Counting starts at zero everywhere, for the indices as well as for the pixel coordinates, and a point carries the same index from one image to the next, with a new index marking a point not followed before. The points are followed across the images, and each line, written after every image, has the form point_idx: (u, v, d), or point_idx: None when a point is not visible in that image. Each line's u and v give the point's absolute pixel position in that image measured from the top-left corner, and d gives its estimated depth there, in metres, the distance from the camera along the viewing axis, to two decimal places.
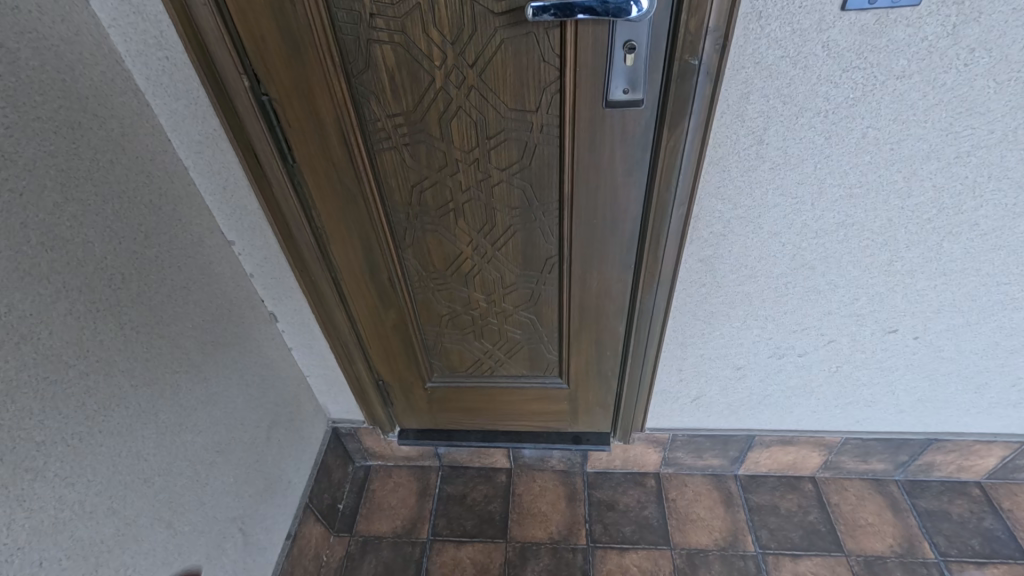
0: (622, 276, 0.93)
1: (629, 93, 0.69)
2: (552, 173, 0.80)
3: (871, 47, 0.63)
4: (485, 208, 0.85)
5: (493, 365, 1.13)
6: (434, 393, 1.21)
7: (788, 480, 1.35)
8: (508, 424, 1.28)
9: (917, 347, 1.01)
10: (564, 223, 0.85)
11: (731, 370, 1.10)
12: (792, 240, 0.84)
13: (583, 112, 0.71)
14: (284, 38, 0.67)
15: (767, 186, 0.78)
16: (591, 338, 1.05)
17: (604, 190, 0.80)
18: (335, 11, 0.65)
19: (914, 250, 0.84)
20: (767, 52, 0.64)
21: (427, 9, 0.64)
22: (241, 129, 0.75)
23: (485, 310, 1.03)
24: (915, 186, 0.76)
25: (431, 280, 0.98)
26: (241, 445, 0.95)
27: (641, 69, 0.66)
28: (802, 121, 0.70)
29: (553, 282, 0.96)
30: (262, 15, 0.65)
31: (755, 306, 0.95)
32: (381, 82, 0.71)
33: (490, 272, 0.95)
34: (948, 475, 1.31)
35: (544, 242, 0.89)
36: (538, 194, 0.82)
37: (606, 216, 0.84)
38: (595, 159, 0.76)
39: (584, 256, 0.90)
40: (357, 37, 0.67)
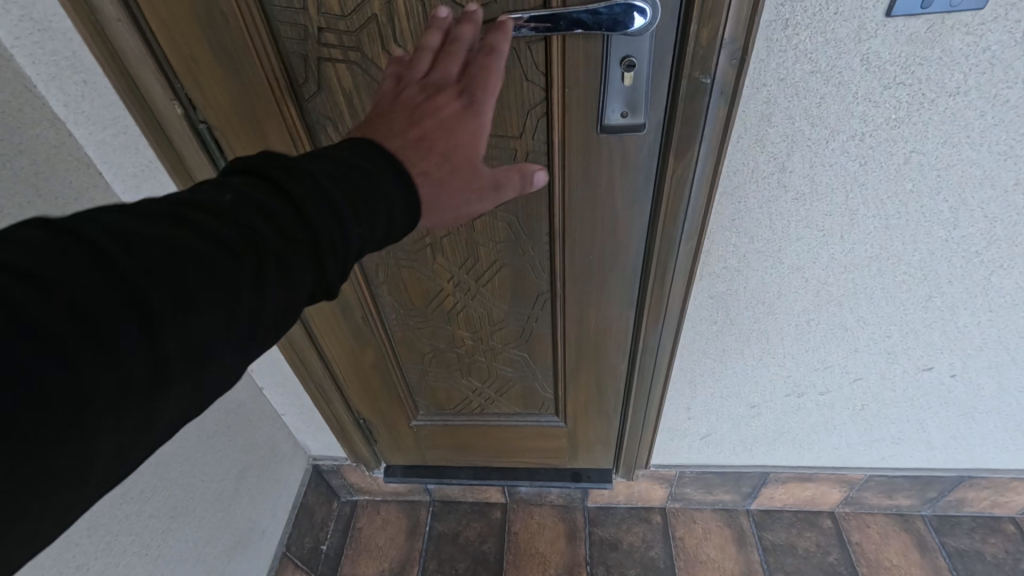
0: (623, 314, 0.82)
1: (628, 116, 0.58)
2: (541, 204, 0.69)
3: (921, 59, 0.52)
4: (466, 241, 0.75)
5: (483, 402, 1.04)
6: (421, 431, 1.12)
7: (805, 516, 1.25)
8: (502, 461, 1.19)
9: (953, 385, 0.90)
10: (556, 258, 0.75)
11: (744, 408, 0.99)
12: (817, 274, 0.74)
13: (574, 138, 0.61)
14: (220, 59, 0.57)
15: (790, 217, 0.67)
16: (590, 377, 0.95)
17: (602, 223, 0.70)
18: (277, 24, 0.55)
19: (958, 285, 0.74)
20: (794, 66, 0.53)
21: (386, 21, 0.54)
22: (179, 162, 0.65)
23: (472, 347, 0.93)
24: (962, 216, 0.65)
25: (410, 317, 0.88)
26: (205, 505, 0.89)
27: (642, 89, 0.56)
28: (832, 145, 0.60)
29: (546, 319, 0.86)
30: (189, 31, 0.55)
31: (773, 343, 0.85)
32: (337, 107, 0.60)
33: (474, 308, 0.85)
34: (980, 510, 1.21)
35: (535, 277, 0.79)
36: (525, 227, 0.72)
37: (604, 252, 0.73)
38: (591, 189, 0.66)
39: (580, 293, 0.79)
40: (304, 55, 0.57)
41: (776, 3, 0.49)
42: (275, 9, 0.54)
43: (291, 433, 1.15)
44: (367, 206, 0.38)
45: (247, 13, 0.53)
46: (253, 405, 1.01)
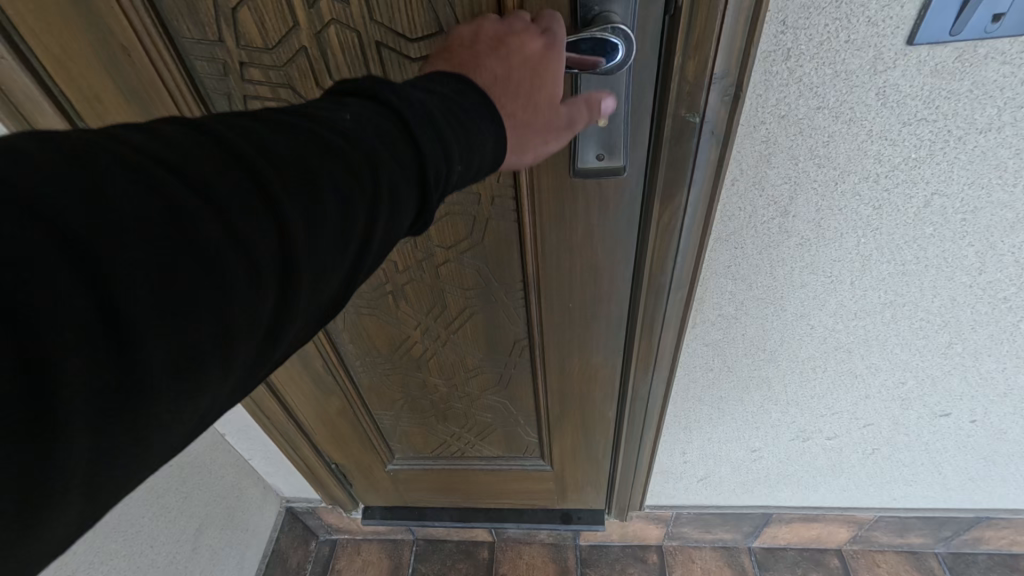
0: (609, 362, 0.74)
1: (605, 158, 0.50)
2: (512, 250, 0.61)
3: (947, 92, 0.44)
4: (432, 289, 0.68)
5: (462, 446, 0.96)
6: (398, 474, 1.05)
7: (811, 554, 1.18)
8: (486, 502, 1.11)
9: (973, 430, 0.82)
10: (532, 306, 0.67)
11: (744, 452, 0.92)
12: (824, 321, 0.66)
13: (545, 182, 0.53)
14: (130, 99, 0.50)
15: (793, 264, 0.59)
16: (576, 423, 0.87)
17: (581, 271, 0.62)
18: (191, 60, 0.47)
19: (981, 331, 0.66)
20: (797, 102, 0.45)
21: (316, 56, 0.46)
22: None
23: (447, 393, 0.85)
24: (989, 260, 0.57)
25: (376, 363, 0.81)
26: (156, 569, 0.83)
27: (619, 129, 0.47)
28: (842, 188, 0.52)
29: (526, 367, 0.78)
30: (89, 68, 0.47)
31: (775, 389, 0.77)
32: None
33: (447, 355, 0.78)
34: (998, 548, 1.13)
35: (510, 324, 0.71)
36: (495, 274, 0.64)
37: (586, 300, 0.65)
38: (567, 236, 0.58)
39: (561, 342, 0.72)
40: (227, 93, 0.50)
41: (776, 30, 0.41)
42: (186, 43, 0.46)
43: (261, 476, 1.08)
44: (485, 142, 0.34)
45: (153, 50, 0.46)
46: (214, 454, 0.93)
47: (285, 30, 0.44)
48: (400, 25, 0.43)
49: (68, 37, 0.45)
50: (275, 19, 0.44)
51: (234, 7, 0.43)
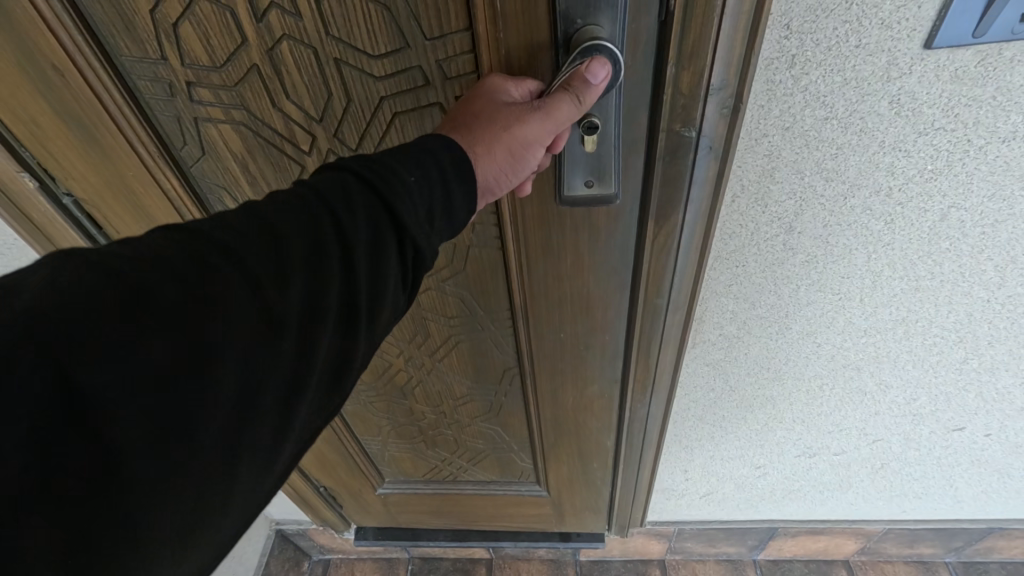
0: (608, 392, 0.71)
1: (594, 184, 0.45)
2: (496, 277, 0.57)
3: (968, 100, 0.40)
4: (413, 317, 0.64)
5: (454, 471, 0.93)
6: (389, 497, 1.01)
7: (818, 567, 1.14)
8: (482, 524, 1.07)
9: (987, 444, 0.79)
10: (522, 338, 0.64)
11: (748, 469, 0.88)
12: (832, 339, 0.62)
13: (528, 209, 0.49)
14: (70, 123, 0.47)
15: (800, 281, 0.55)
16: (572, 451, 0.83)
17: (572, 303, 0.58)
18: (135, 80, 0.46)
19: (998, 346, 0.62)
20: (803, 113, 0.41)
21: (269, 73, 0.43)
22: (47, 241, 0.56)
23: (435, 420, 0.82)
24: (1009, 274, 0.53)
25: (360, 392, 0.79)
26: None
27: (607, 152, 0.43)
28: (852, 202, 0.47)
29: (518, 394, 0.74)
30: (26, 89, 0.45)
31: (780, 408, 0.74)
32: (228, 171, 0.52)
33: (434, 381, 0.74)
34: (1011, 558, 1.10)
35: (497, 352, 0.67)
36: (480, 301, 0.60)
37: (579, 331, 0.62)
38: (556, 266, 0.54)
39: (554, 372, 0.68)
40: (177, 116, 0.48)
41: (781, 33, 0.37)
42: (127, 61, 0.44)
43: None
44: (460, 193, 0.34)
45: (89, 69, 0.44)
46: None
47: (233, 46, 0.42)
48: (359, 41, 0.40)
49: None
50: (221, 34, 0.41)
51: (175, 22, 0.41)
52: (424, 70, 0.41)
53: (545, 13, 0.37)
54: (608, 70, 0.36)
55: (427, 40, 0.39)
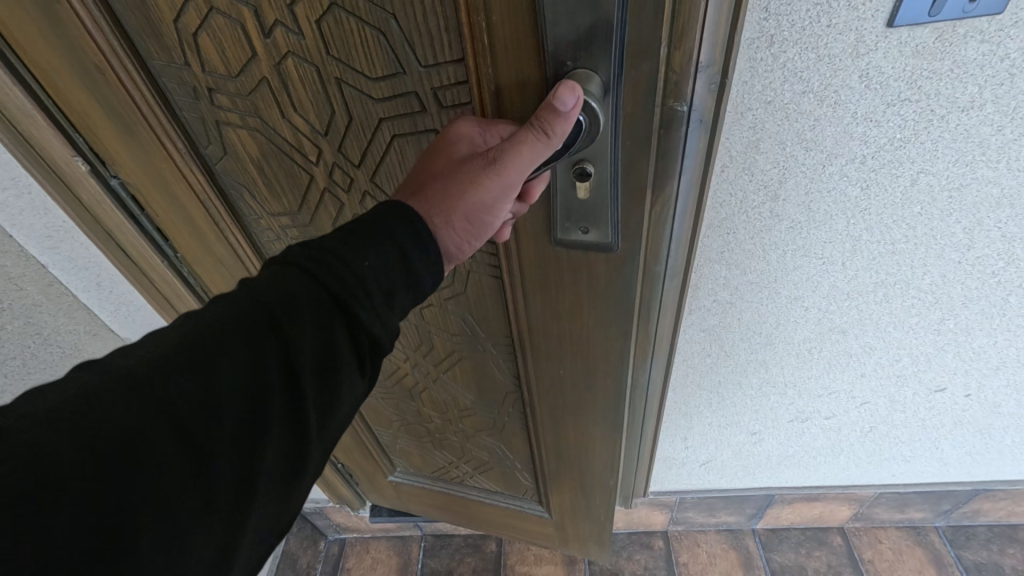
0: (607, 434, 0.74)
1: (589, 231, 0.50)
2: (495, 305, 0.63)
3: (929, 73, 0.45)
4: (419, 328, 0.73)
5: (461, 474, 1.00)
6: (399, 485, 1.07)
7: (814, 534, 1.20)
8: (487, 528, 1.12)
9: (968, 405, 0.84)
10: (521, 362, 0.69)
11: (745, 436, 0.93)
12: (818, 303, 0.67)
13: (530, 249, 0.55)
14: (112, 118, 0.52)
15: (786, 247, 0.60)
16: (574, 479, 0.86)
17: (567, 338, 0.63)
18: (167, 83, 0.50)
19: (972, 307, 0.67)
20: (783, 87, 0.46)
21: (279, 86, 0.47)
22: (95, 222, 0.60)
23: (442, 425, 0.89)
24: (977, 236, 0.58)
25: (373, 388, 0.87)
26: None
27: (600, 198, 0.47)
28: (829, 170, 0.52)
29: (518, 417, 0.80)
30: (76, 83, 0.49)
31: (772, 373, 0.79)
32: (246, 171, 0.56)
33: (442, 389, 0.82)
34: (997, 520, 1.15)
35: (498, 373, 0.74)
36: (481, 325, 0.67)
37: (577, 368, 0.66)
38: (551, 303, 0.60)
39: (554, 400, 0.73)
40: (201, 117, 0.52)
41: (760, 17, 0.42)
42: (158, 65, 0.48)
43: None
44: (422, 266, 0.40)
45: (125, 69, 0.48)
46: None
47: (246, 58, 0.45)
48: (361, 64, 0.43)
49: (51, 57, 0.47)
50: (237, 47, 0.45)
51: (194, 32, 0.45)
52: (419, 95, 0.44)
53: (534, 49, 0.39)
54: (577, 93, 0.38)
55: (422, 67, 0.42)
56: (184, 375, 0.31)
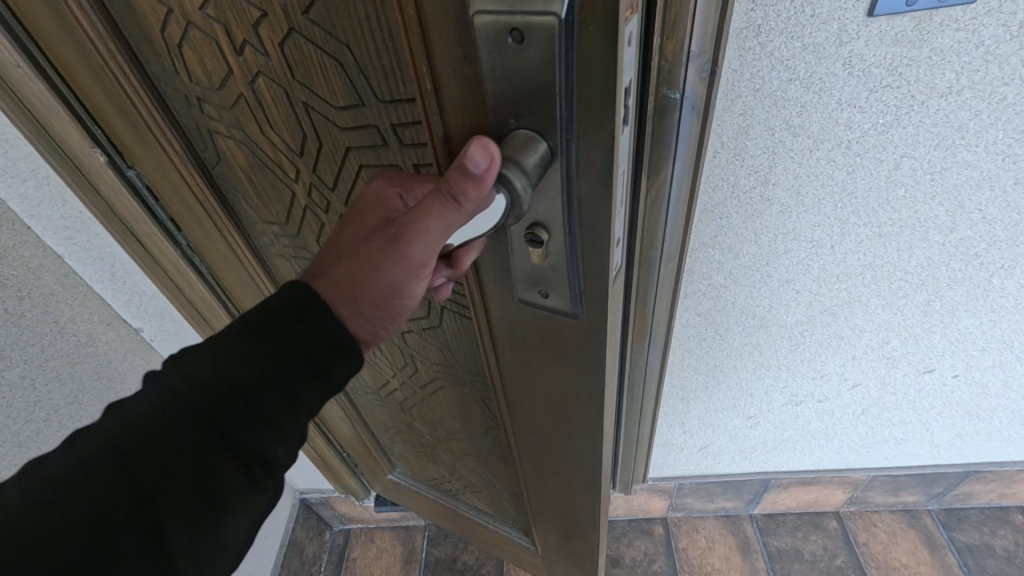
0: (582, 502, 0.68)
1: (550, 296, 0.43)
2: (470, 345, 0.61)
3: (908, 60, 0.47)
4: (402, 349, 0.73)
5: (453, 487, 1.01)
6: (399, 484, 1.10)
7: (810, 518, 1.22)
8: (479, 544, 1.12)
9: (956, 386, 0.86)
10: (496, 404, 0.66)
11: (740, 420, 0.96)
12: (809, 286, 0.69)
13: (495, 301, 0.50)
14: (120, 116, 0.53)
15: (776, 231, 0.63)
16: (554, 526, 0.82)
17: (538, 395, 0.58)
18: (164, 88, 0.50)
19: (957, 288, 0.69)
20: (770, 75, 0.49)
21: (255, 103, 0.47)
22: (110, 211, 0.63)
23: (431, 440, 0.90)
24: (959, 218, 0.61)
25: (368, 392, 0.89)
26: None
27: (557, 266, 0.40)
28: (816, 155, 0.55)
29: (499, 451, 0.78)
30: (87, 80, 0.50)
31: (766, 356, 0.81)
32: (238, 177, 0.57)
33: (427, 408, 0.82)
34: (988, 502, 1.18)
35: (478, 406, 0.72)
36: (459, 359, 0.65)
37: (550, 425, 0.62)
38: (519, 359, 0.55)
39: (529, 451, 0.69)
40: (195, 125, 0.53)
41: (747, 8, 0.44)
42: (154, 73, 0.49)
43: None
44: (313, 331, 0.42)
45: (123, 74, 0.49)
46: None
47: (225, 73, 0.45)
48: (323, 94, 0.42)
49: (63, 57, 0.48)
50: (215, 62, 0.45)
51: (178, 44, 0.45)
52: (380, 128, 0.42)
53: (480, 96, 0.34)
54: (491, 152, 0.32)
55: (380, 102, 0.40)
56: (84, 544, 0.35)
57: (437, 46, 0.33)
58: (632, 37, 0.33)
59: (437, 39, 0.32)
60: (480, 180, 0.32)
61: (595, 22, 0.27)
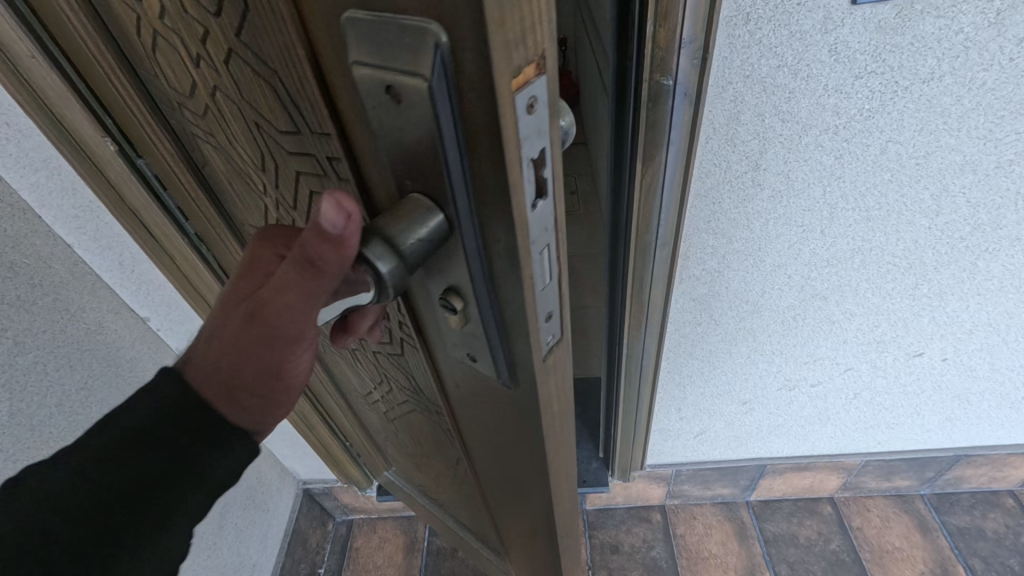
0: (541, 537, 0.68)
1: (478, 359, 0.41)
2: (423, 382, 0.59)
3: (892, 46, 0.49)
4: (371, 369, 0.72)
5: (436, 500, 1.01)
6: (394, 482, 1.12)
7: (805, 504, 1.25)
8: (465, 552, 1.13)
9: (945, 369, 0.88)
10: (456, 438, 0.65)
11: (735, 406, 0.98)
12: (800, 270, 0.71)
13: (436, 350, 0.48)
14: (119, 110, 0.53)
15: (767, 216, 0.64)
16: (522, 552, 0.82)
17: (489, 440, 0.57)
18: (148, 91, 0.49)
19: (944, 271, 0.71)
20: (760, 62, 0.51)
21: (218, 116, 0.44)
22: (118, 199, 0.64)
23: (410, 455, 0.90)
24: (944, 202, 0.63)
25: (355, 398, 0.89)
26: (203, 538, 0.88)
27: (479, 334, 0.38)
28: (805, 140, 0.57)
29: (466, 480, 0.77)
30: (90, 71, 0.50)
31: (759, 341, 0.83)
32: (222, 182, 0.56)
33: (402, 427, 0.81)
34: (979, 486, 1.21)
35: (440, 437, 0.71)
36: (417, 390, 0.63)
37: (503, 469, 0.60)
38: (466, 403, 0.53)
39: (491, 484, 0.68)
40: (179, 128, 0.51)
41: None
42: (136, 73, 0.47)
43: (278, 458, 1.13)
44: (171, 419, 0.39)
45: (112, 72, 0.48)
46: None
47: (189, 83, 0.43)
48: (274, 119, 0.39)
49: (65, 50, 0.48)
50: (179, 72, 0.42)
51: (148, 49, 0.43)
52: (319, 160, 0.38)
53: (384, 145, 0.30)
54: (344, 209, 0.27)
55: (313, 133, 0.36)
56: None
57: (340, 89, 0.30)
58: (539, 109, 0.27)
59: (338, 81, 0.30)
60: (341, 241, 0.28)
61: (475, 89, 0.24)
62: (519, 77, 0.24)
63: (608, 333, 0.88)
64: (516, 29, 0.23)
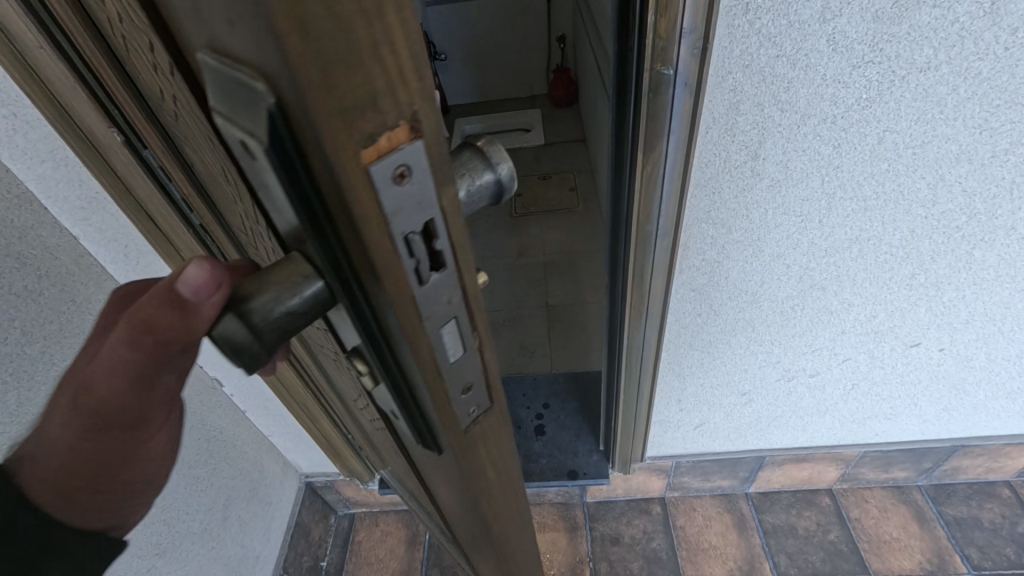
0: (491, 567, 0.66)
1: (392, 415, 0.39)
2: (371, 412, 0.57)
3: (889, 36, 0.50)
4: (336, 381, 0.71)
5: (416, 506, 1.01)
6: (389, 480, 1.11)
7: (804, 496, 1.26)
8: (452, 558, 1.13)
9: (942, 359, 0.89)
10: (405, 468, 0.63)
11: (735, 397, 0.99)
12: (799, 260, 0.72)
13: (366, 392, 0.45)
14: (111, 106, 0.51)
15: (767, 206, 0.65)
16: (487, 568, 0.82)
17: (427, 480, 0.54)
18: (135, 88, 0.46)
19: (941, 261, 0.72)
20: (759, 52, 0.51)
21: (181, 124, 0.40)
22: (126, 191, 0.65)
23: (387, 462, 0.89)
24: (940, 192, 0.64)
25: (339, 401, 0.89)
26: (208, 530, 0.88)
27: (383, 396, 0.35)
28: (804, 130, 0.58)
29: (425, 502, 0.76)
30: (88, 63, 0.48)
31: (758, 331, 0.84)
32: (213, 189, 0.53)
33: (375, 436, 0.80)
34: (976, 477, 1.22)
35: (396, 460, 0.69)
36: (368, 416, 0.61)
37: (444, 507, 0.58)
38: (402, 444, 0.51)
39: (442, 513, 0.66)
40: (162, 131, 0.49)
41: None
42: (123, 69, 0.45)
43: (280, 451, 1.13)
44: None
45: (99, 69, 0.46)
46: (240, 429, 0.99)
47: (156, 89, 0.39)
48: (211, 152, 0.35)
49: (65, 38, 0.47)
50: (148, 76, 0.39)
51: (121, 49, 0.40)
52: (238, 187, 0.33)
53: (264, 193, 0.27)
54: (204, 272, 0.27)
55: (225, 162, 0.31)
56: None
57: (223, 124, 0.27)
58: (421, 177, 0.23)
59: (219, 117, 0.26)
60: (195, 311, 0.27)
61: (323, 160, 0.21)
62: (373, 150, 0.21)
63: (609, 325, 0.88)
64: (364, 98, 0.20)
